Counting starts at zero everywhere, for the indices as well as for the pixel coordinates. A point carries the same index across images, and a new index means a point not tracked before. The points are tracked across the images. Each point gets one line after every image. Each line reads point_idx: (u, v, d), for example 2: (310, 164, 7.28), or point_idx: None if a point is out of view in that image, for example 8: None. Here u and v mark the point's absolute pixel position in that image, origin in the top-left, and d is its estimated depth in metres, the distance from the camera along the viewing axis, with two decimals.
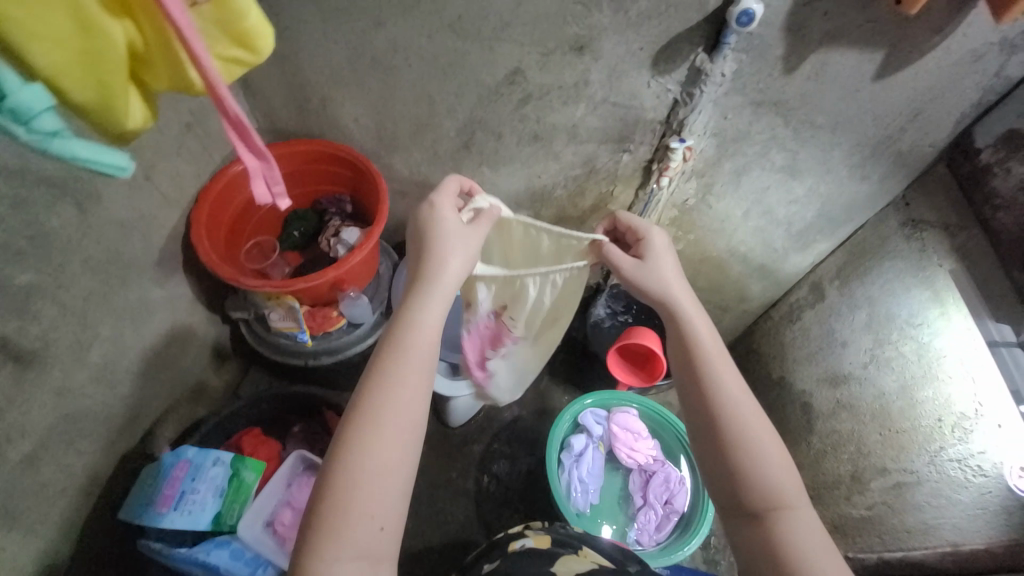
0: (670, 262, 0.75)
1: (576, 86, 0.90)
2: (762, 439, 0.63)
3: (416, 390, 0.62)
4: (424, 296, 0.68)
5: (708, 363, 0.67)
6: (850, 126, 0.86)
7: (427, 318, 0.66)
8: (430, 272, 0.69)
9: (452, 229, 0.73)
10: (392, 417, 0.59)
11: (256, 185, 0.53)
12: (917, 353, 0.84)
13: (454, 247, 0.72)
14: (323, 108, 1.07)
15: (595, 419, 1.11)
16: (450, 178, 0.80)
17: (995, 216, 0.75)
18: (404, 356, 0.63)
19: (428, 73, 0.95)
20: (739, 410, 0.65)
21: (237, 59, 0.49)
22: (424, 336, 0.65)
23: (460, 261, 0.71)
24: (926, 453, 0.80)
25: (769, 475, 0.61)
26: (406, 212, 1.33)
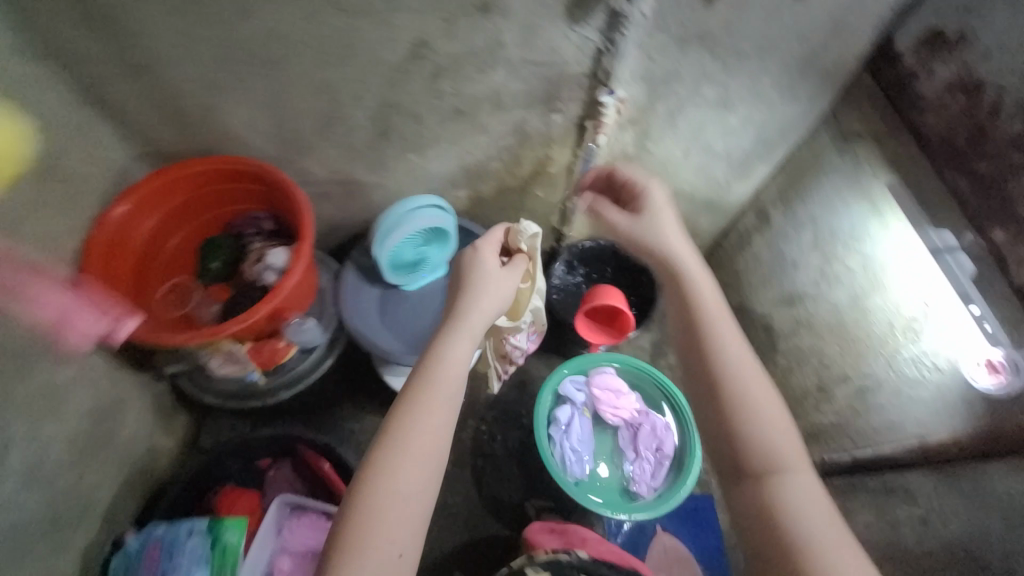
0: (670, 215, 0.83)
1: (490, 50, 0.81)
2: (768, 407, 0.65)
3: (440, 419, 0.68)
4: (454, 333, 0.76)
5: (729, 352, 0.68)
6: (776, 48, 0.84)
7: (455, 352, 0.74)
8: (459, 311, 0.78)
9: (486, 270, 0.84)
10: (416, 444, 0.65)
11: None
12: (863, 264, 0.86)
13: (487, 292, 0.81)
14: (208, 119, 0.92)
15: (575, 387, 1.10)
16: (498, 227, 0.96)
17: (923, 121, 0.76)
18: (434, 385, 0.70)
19: (319, 61, 0.82)
20: (749, 387, 0.66)
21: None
22: (453, 370, 0.72)
23: (489, 300, 0.81)
24: (883, 356, 0.83)
25: (774, 438, 0.64)
26: (336, 215, 1.21)
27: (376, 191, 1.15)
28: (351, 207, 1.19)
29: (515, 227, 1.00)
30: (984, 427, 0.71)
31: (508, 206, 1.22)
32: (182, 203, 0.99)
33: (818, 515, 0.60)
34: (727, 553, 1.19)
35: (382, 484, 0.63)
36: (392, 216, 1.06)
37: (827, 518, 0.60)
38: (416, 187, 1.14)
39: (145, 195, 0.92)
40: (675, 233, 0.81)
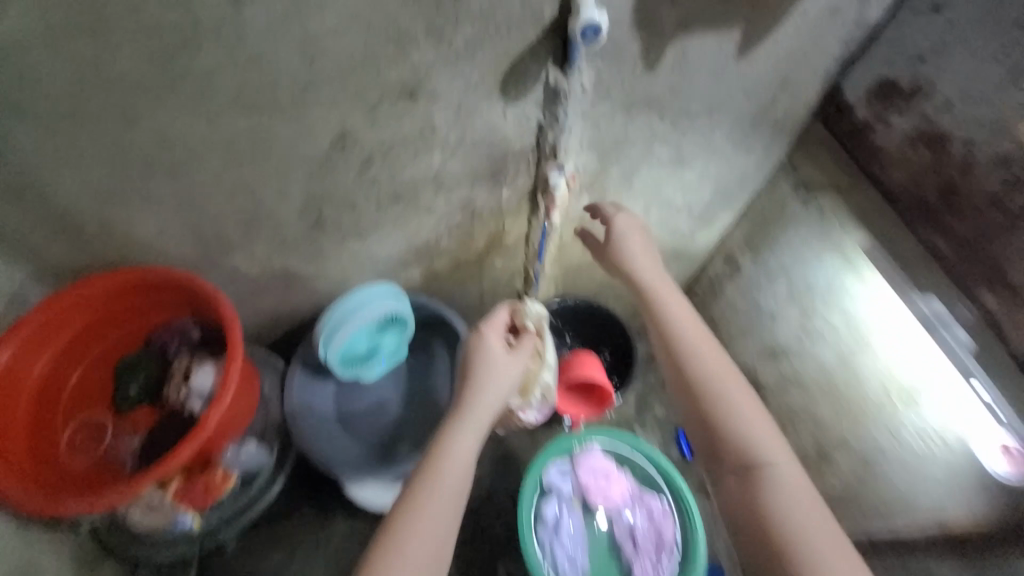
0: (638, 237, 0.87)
1: (423, 135, 0.74)
2: (743, 403, 0.70)
3: (445, 512, 0.71)
4: (458, 426, 0.77)
5: (699, 353, 0.74)
6: (725, 107, 0.79)
7: (460, 443, 0.76)
8: (467, 402, 0.80)
9: (495, 355, 0.83)
10: (426, 536, 0.69)
11: None
12: (846, 323, 0.82)
13: (491, 379, 0.81)
14: (109, 232, 0.80)
15: (561, 475, 1.01)
16: (500, 309, 0.90)
17: (886, 173, 0.73)
18: (437, 481, 0.73)
19: (229, 163, 0.72)
20: (725, 386, 0.72)
21: None
22: (456, 463, 0.74)
23: (495, 391, 0.81)
24: (885, 425, 0.79)
25: (753, 436, 0.68)
26: (277, 309, 1.09)
27: (319, 280, 1.04)
28: (292, 297, 1.07)
29: (519, 306, 0.92)
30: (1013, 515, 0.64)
31: (466, 278, 1.13)
32: (88, 326, 0.85)
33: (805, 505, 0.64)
34: None
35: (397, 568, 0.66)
36: (337, 312, 0.95)
37: (810, 506, 0.64)
38: (362, 271, 1.04)
39: (35, 328, 0.78)
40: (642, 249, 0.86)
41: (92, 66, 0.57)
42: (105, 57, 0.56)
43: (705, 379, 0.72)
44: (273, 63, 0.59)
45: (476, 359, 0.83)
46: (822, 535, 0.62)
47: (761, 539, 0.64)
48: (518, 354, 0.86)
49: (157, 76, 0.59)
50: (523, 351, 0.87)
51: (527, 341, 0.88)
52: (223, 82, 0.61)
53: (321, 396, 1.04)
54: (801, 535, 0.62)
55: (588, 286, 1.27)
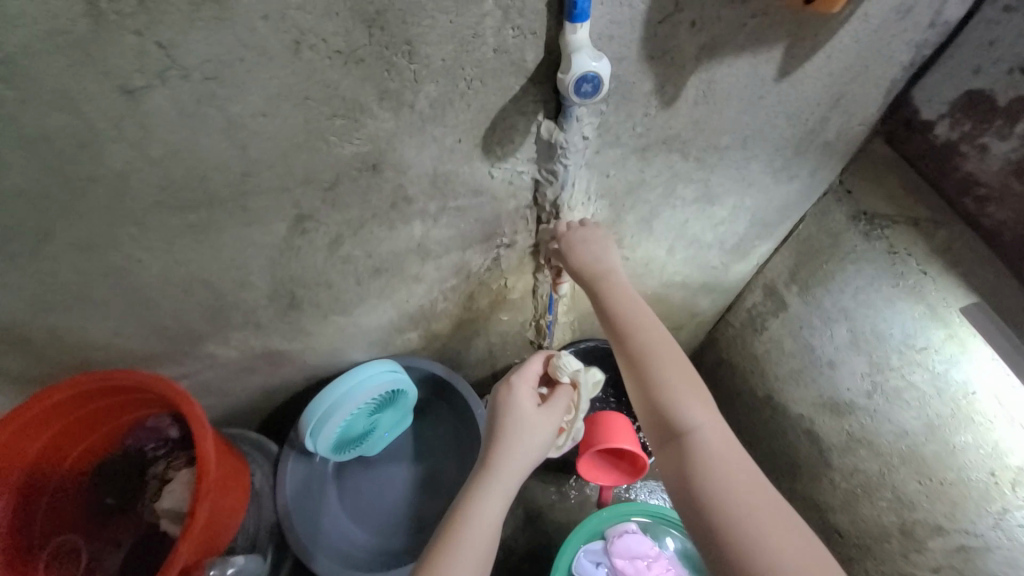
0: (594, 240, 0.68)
1: (396, 207, 0.62)
2: (666, 367, 0.59)
3: None
4: (484, 487, 0.62)
5: (625, 317, 0.63)
6: (762, 136, 0.65)
7: (486, 512, 0.60)
8: (495, 459, 0.64)
9: (529, 411, 0.68)
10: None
11: None
12: (934, 386, 0.66)
13: (526, 438, 0.65)
14: (61, 339, 0.71)
15: (592, 561, 0.88)
16: (534, 359, 0.75)
17: (983, 211, 0.59)
18: (461, 556, 0.57)
19: (176, 260, 0.62)
20: (655, 353, 0.60)
21: None
22: (482, 536, 0.58)
23: (528, 452, 0.65)
24: (988, 514, 0.64)
25: (682, 406, 0.57)
26: (265, 387, 0.99)
27: (306, 355, 0.93)
28: (280, 374, 0.97)
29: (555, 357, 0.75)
30: None
31: (469, 336, 1.00)
32: (57, 440, 0.74)
33: (733, 481, 0.52)
34: None
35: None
36: (320, 404, 0.84)
37: (745, 484, 0.53)
38: (352, 343, 0.92)
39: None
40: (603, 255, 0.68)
41: None
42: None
43: (635, 349, 0.61)
44: (198, 154, 0.49)
45: (505, 410, 0.68)
46: (757, 515, 0.50)
47: (693, 523, 0.53)
48: (553, 406, 0.70)
49: (66, 184, 0.49)
50: (560, 405, 0.70)
51: (566, 389, 0.72)
52: (143, 182, 0.50)
53: (317, 482, 0.94)
54: (732, 517, 0.50)
55: None
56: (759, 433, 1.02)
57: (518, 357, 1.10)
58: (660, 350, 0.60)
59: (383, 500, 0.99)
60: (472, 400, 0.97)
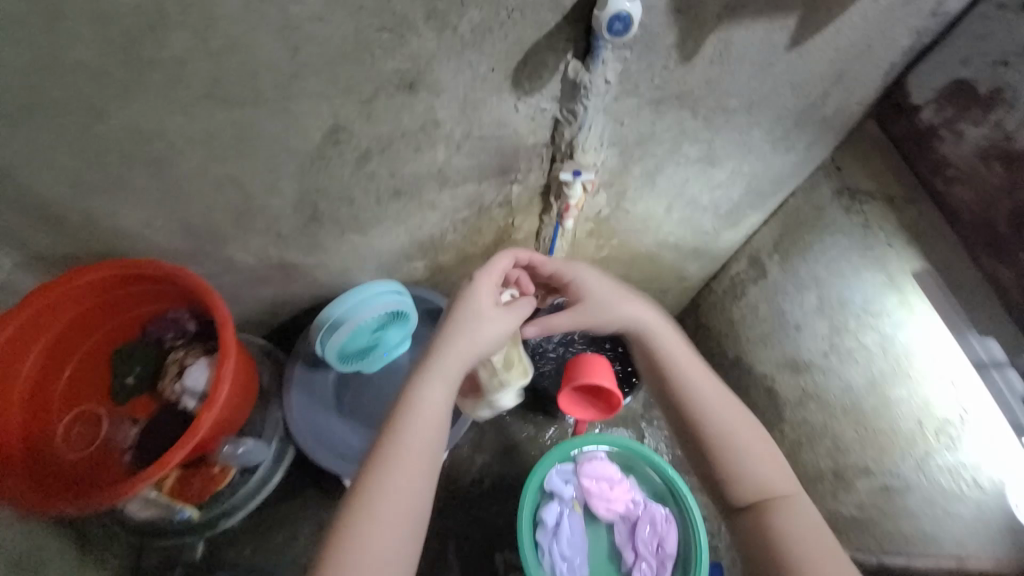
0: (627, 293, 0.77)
1: (424, 130, 0.66)
2: (745, 441, 0.68)
3: (417, 460, 0.60)
4: (434, 370, 0.65)
5: (695, 391, 0.71)
6: (767, 102, 0.70)
7: (438, 390, 0.64)
8: (443, 346, 0.66)
9: (486, 308, 0.69)
10: (409, 495, 0.58)
11: None
12: (882, 346, 0.75)
13: (481, 328, 0.68)
14: (94, 223, 0.76)
15: (563, 479, 0.98)
16: (503, 255, 0.73)
17: (949, 190, 0.63)
18: (410, 433, 0.61)
19: (214, 156, 0.66)
20: (727, 427, 0.69)
21: None
22: (436, 410, 0.63)
23: (480, 345, 0.68)
24: (912, 458, 0.71)
25: (757, 471, 0.67)
26: (276, 297, 1.05)
27: (320, 270, 0.99)
28: (291, 287, 1.03)
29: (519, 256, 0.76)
30: None
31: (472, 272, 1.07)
32: (72, 321, 0.80)
33: (818, 540, 0.62)
34: None
35: (371, 536, 0.55)
36: (336, 309, 0.91)
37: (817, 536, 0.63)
38: (363, 263, 0.98)
39: (19, 326, 0.73)
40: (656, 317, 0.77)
41: (47, 54, 0.51)
42: (60, 45, 0.50)
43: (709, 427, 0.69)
44: (251, 50, 0.53)
45: (461, 306, 0.69)
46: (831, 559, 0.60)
47: None
48: (515, 306, 0.71)
49: (126, 66, 0.53)
50: (522, 307, 0.72)
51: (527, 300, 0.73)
52: (198, 73, 0.54)
53: (319, 389, 1.00)
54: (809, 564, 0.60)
55: None
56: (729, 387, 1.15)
57: None
58: (733, 421, 0.70)
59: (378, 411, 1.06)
60: None
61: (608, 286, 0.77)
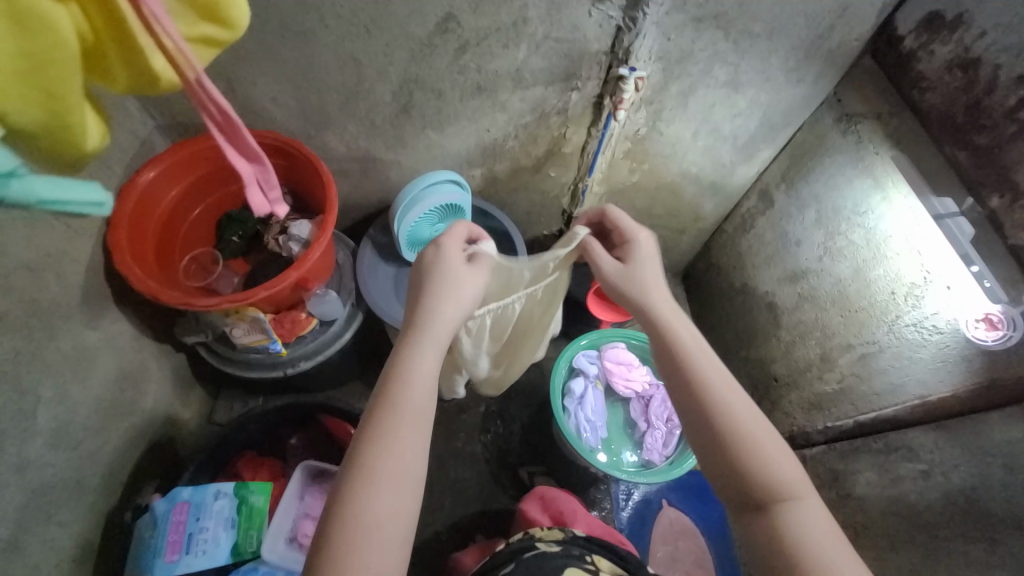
0: (653, 265, 0.76)
1: (515, 26, 0.85)
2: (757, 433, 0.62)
3: (409, 435, 0.59)
4: (416, 346, 0.64)
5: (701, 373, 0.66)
6: (785, 31, 0.88)
7: (419, 371, 0.63)
8: (421, 318, 0.66)
9: (449, 272, 0.70)
10: (391, 480, 0.56)
11: (252, 193, 0.63)
12: (866, 239, 0.92)
13: (454, 296, 0.68)
14: (232, 93, 0.93)
15: (588, 360, 1.14)
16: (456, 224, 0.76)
17: (923, 98, 0.81)
18: (400, 408, 0.60)
19: (348, 33, 0.84)
20: (743, 422, 0.63)
21: (208, 37, 0.44)
22: (420, 389, 0.62)
23: (454, 308, 0.68)
24: (885, 323, 0.88)
25: (770, 465, 0.61)
26: (350, 195, 1.22)
27: (393, 169, 1.15)
28: (365, 185, 1.19)
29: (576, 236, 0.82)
30: (986, 379, 0.75)
31: (520, 186, 1.24)
32: (204, 174, 0.99)
33: (834, 542, 0.57)
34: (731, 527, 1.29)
35: (363, 516, 0.54)
36: (411, 191, 1.08)
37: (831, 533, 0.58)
38: (432, 165, 1.14)
39: (170, 163, 0.92)
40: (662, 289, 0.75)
41: None
42: None
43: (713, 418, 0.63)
44: None
45: (428, 277, 0.69)
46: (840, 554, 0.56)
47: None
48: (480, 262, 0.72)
49: None
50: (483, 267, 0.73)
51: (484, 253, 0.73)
52: None
53: (383, 272, 1.17)
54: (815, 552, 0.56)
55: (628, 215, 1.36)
56: (736, 311, 1.30)
57: (551, 218, 1.35)
58: (737, 413, 0.63)
59: None
60: (512, 231, 1.22)
61: (654, 261, 0.77)
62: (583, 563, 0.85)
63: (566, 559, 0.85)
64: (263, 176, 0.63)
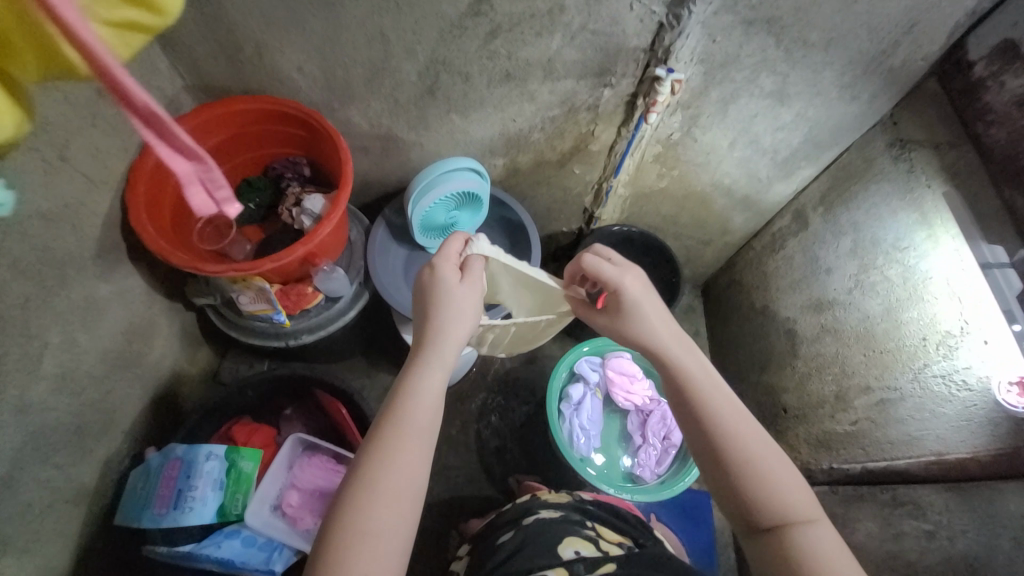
0: (652, 310, 0.69)
1: (550, 14, 0.80)
2: (762, 454, 0.60)
3: (414, 448, 0.60)
4: (423, 366, 0.65)
5: (711, 404, 0.63)
6: (843, 42, 0.81)
7: (424, 390, 0.63)
8: (430, 338, 0.67)
9: (455, 294, 0.69)
10: (391, 492, 0.57)
11: (192, 193, 0.43)
12: (903, 277, 0.85)
13: (458, 316, 0.68)
14: (259, 59, 0.92)
15: (590, 367, 1.11)
16: (453, 239, 0.74)
17: (986, 132, 0.74)
18: (406, 424, 0.61)
19: (377, 6, 0.81)
20: (743, 440, 0.61)
21: (134, 24, 0.38)
22: (423, 406, 0.63)
23: (462, 327, 0.69)
24: (911, 370, 0.82)
25: (776, 490, 0.58)
26: (370, 172, 1.20)
27: (414, 150, 1.12)
28: (385, 164, 1.17)
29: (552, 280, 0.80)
30: (1010, 448, 0.69)
31: (542, 180, 1.20)
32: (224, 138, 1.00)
33: (847, 568, 0.54)
34: (718, 552, 1.25)
35: (364, 532, 0.55)
36: (427, 176, 1.06)
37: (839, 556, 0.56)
38: (454, 150, 1.12)
39: (194, 124, 0.93)
40: (663, 326, 0.69)
41: None
42: None
43: (720, 443, 0.61)
44: None
45: (434, 299, 0.68)
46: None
47: None
48: (477, 282, 0.71)
49: None
50: (477, 283, 0.71)
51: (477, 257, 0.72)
52: None
53: (393, 254, 1.17)
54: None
55: (652, 221, 1.31)
56: (754, 333, 1.24)
57: (571, 215, 1.31)
58: (748, 442, 0.61)
59: None
60: (528, 225, 1.18)
61: (650, 304, 0.70)
62: (582, 529, 0.86)
63: (564, 525, 0.85)
64: (206, 172, 0.43)
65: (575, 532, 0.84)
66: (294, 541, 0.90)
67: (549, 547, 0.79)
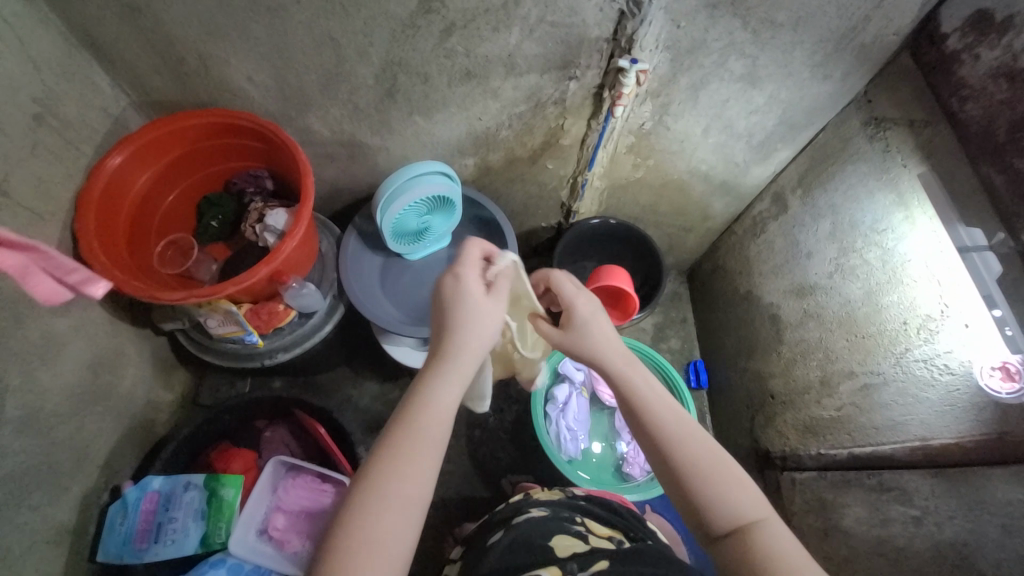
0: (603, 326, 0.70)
1: (505, 7, 0.76)
2: (710, 463, 0.60)
3: (423, 457, 0.58)
4: (438, 373, 0.63)
5: (658, 414, 0.62)
6: (813, 21, 0.78)
7: (439, 405, 0.61)
8: (449, 345, 0.64)
9: (474, 304, 0.66)
10: (395, 499, 0.55)
11: (37, 279, 0.64)
12: (882, 260, 0.84)
13: (478, 327, 0.65)
14: (205, 70, 0.87)
15: (575, 367, 1.11)
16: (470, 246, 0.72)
17: (961, 109, 0.71)
18: (417, 433, 0.59)
19: (323, 9, 0.77)
20: (693, 449, 0.60)
21: None
22: (436, 419, 0.60)
23: (480, 334, 0.65)
24: (892, 355, 0.82)
25: (725, 493, 0.58)
26: (337, 179, 1.16)
27: (381, 155, 1.08)
28: (353, 171, 1.13)
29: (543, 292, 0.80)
30: (995, 433, 0.68)
31: (516, 178, 1.17)
32: (178, 156, 0.96)
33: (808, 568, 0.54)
34: None
35: (364, 539, 0.53)
36: (393, 184, 1.02)
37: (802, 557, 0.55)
38: (422, 153, 1.08)
39: (143, 145, 0.89)
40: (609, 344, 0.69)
41: None
42: None
43: (673, 453, 0.60)
44: None
45: (454, 307, 0.66)
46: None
47: None
48: (499, 294, 0.68)
49: None
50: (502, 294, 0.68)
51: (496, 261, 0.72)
52: None
53: (367, 264, 1.14)
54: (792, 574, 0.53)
55: (631, 212, 1.28)
56: (739, 320, 1.23)
57: (548, 210, 1.28)
58: (694, 449, 0.60)
59: (413, 289, 1.18)
60: (503, 226, 1.15)
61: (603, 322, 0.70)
62: (572, 525, 0.85)
63: (554, 523, 0.84)
64: (48, 263, 0.65)
65: (565, 529, 0.83)
66: (281, 565, 0.89)
67: (544, 548, 0.78)
